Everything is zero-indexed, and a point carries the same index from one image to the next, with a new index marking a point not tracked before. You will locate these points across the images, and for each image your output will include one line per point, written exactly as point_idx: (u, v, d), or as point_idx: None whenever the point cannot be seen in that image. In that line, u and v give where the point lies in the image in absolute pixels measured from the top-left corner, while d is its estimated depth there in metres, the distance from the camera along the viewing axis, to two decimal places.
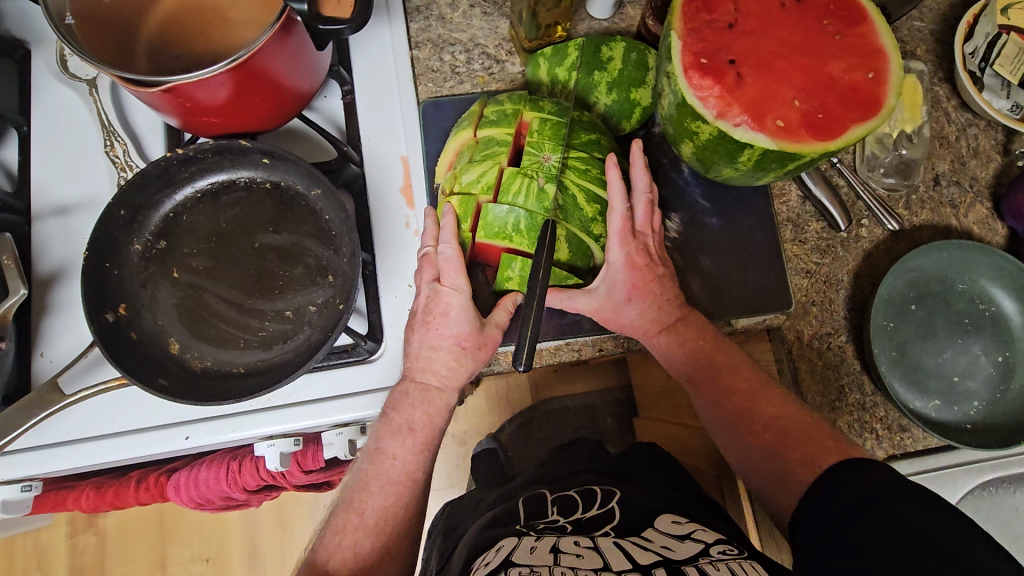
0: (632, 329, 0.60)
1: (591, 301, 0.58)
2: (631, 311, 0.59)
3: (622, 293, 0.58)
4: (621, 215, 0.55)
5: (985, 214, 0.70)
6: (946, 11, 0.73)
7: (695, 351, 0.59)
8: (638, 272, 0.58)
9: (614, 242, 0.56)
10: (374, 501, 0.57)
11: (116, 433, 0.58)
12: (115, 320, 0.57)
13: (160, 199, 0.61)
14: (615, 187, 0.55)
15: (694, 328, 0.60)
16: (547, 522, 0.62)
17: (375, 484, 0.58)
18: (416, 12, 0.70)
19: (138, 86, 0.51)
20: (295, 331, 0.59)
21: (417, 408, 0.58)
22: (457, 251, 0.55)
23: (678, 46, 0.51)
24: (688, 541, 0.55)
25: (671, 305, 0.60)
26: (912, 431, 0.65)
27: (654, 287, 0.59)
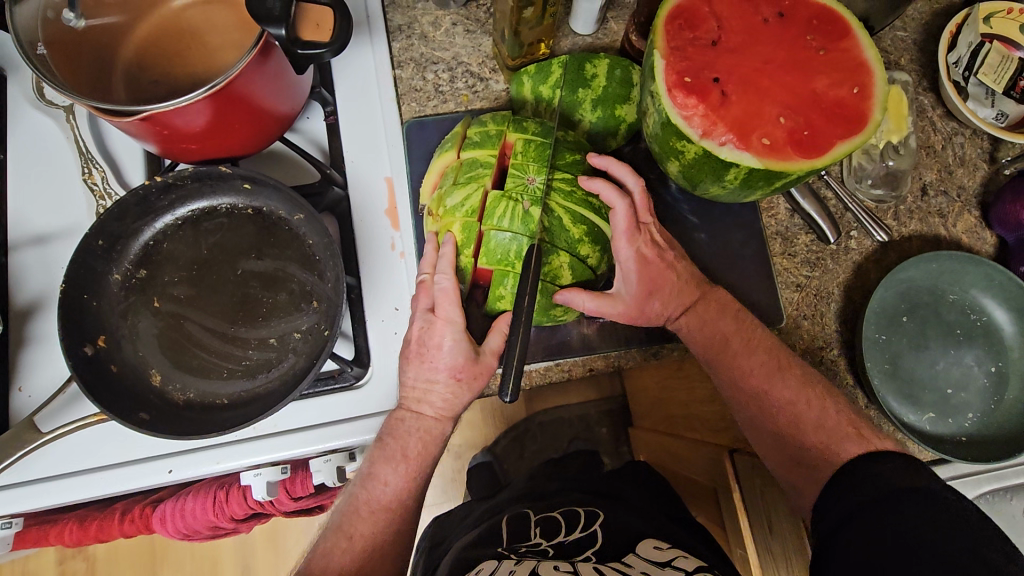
0: (655, 319, 0.59)
1: (617, 306, 0.56)
2: (655, 304, 0.58)
3: (639, 289, 0.56)
4: (623, 212, 0.54)
5: (973, 223, 0.70)
6: (929, 20, 0.73)
7: (713, 334, 0.59)
8: (651, 266, 0.56)
9: (620, 243, 0.55)
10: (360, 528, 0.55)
11: (97, 469, 0.57)
12: (93, 353, 0.56)
13: (139, 227, 0.60)
14: (605, 191, 0.54)
15: (714, 310, 0.60)
16: (529, 545, 0.60)
17: (364, 507, 0.56)
18: (398, 31, 0.70)
19: (114, 116, 0.50)
20: (280, 359, 0.58)
21: (412, 434, 0.56)
22: (455, 284, 0.53)
23: (662, 66, 0.51)
24: (669, 568, 0.53)
25: (688, 289, 0.59)
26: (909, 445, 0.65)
27: (670, 275, 0.58)
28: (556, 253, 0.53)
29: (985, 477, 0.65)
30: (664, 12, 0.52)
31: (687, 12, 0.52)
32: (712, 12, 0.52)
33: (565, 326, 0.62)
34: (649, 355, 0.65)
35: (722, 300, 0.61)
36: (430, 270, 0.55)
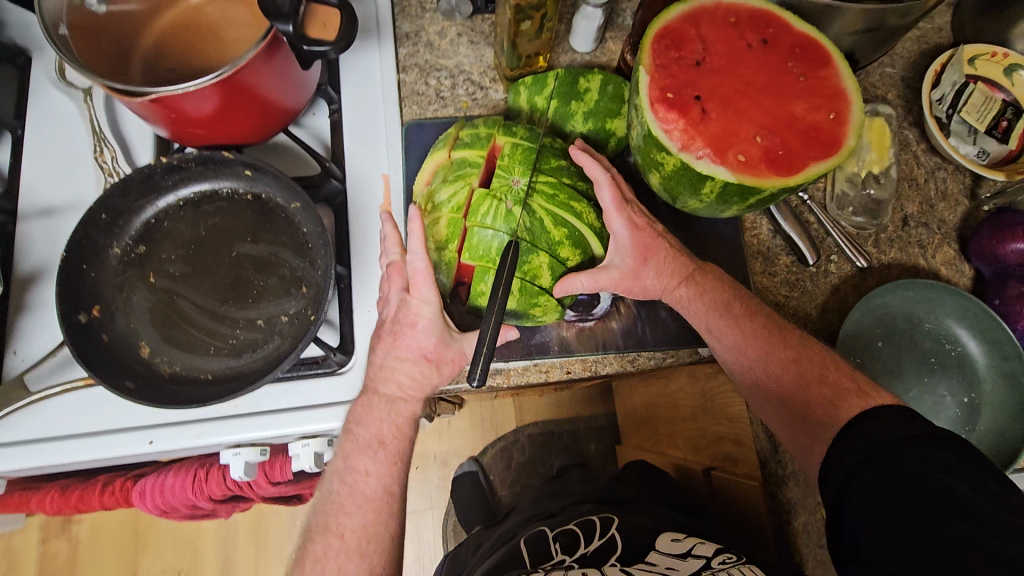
0: (653, 291, 0.60)
1: (614, 274, 0.58)
2: (654, 274, 0.59)
3: (635, 258, 0.58)
4: (609, 186, 0.57)
5: (952, 256, 0.71)
6: (916, 60, 0.76)
7: (715, 299, 0.59)
8: (643, 236, 0.58)
9: (613, 218, 0.57)
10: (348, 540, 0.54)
11: (80, 434, 0.59)
12: (87, 321, 0.58)
13: (141, 205, 0.62)
14: (591, 166, 0.57)
15: (709, 278, 0.60)
16: (553, 561, 0.66)
17: (349, 512, 0.55)
18: (405, 38, 0.73)
19: (126, 96, 0.53)
20: (265, 340, 0.60)
21: (384, 420, 0.57)
22: (427, 263, 0.56)
23: (646, 81, 0.53)
24: (689, 558, 0.60)
25: (682, 258, 0.60)
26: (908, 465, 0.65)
27: (662, 243, 0.59)
28: (535, 253, 0.55)
29: None
30: (653, 31, 0.55)
31: (674, 32, 0.55)
32: (699, 34, 0.55)
33: (545, 327, 0.64)
34: (629, 365, 0.65)
35: (717, 273, 0.61)
36: (399, 251, 0.59)
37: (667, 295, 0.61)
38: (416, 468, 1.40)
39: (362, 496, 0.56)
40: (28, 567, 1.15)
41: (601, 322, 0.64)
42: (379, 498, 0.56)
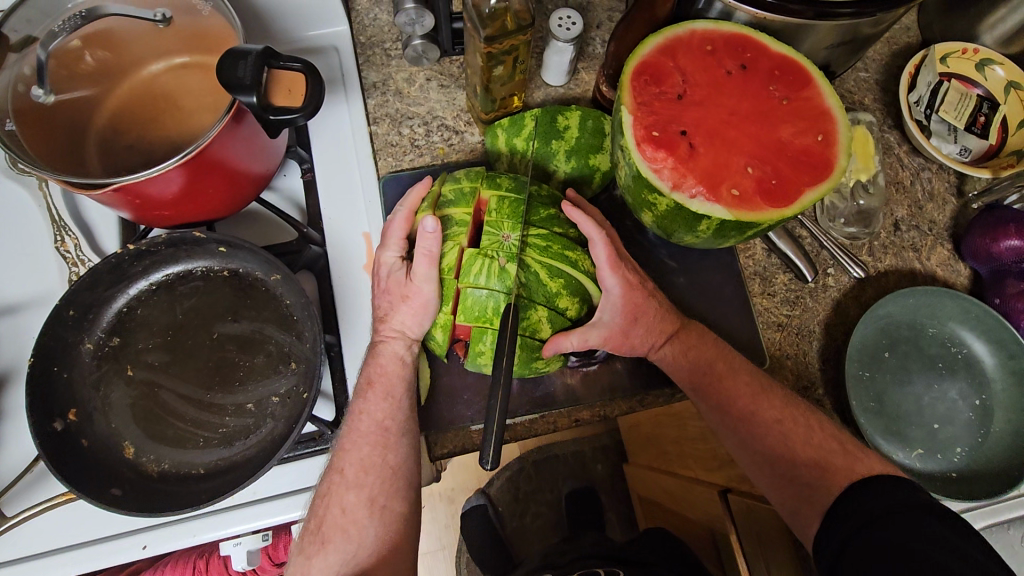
0: (641, 347, 0.59)
1: (602, 332, 0.55)
2: (642, 331, 0.57)
3: (624, 317, 0.55)
4: (603, 245, 0.54)
5: (946, 256, 0.71)
6: (889, 61, 0.76)
7: (698, 358, 0.58)
8: (635, 295, 0.56)
9: (605, 274, 0.55)
10: (351, 478, 0.52)
11: (65, 550, 0.55)
12: (63, 428, 0.55)
13: (112, 295, 0.59)
14: (584, 222, 0.54)
15: (696, 337, 0.60)
16: None
17: (349, 456, 0.53)
18: (373, 89, 0.71)
19: (85, 189, 0.50)
20: (258, 425, 0.57)
21: (381, 363, 0.55)
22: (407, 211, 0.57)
23: (630, 121, 0.52)
24: None
25: (668, 315, 0.59)
26: (934, 477, 0.62)
27: (653, 303, 0.57)
28: (534, 308, 0.53)
29: (979, 512, 0.63)
30: (630, 67, 0.53)
31: (653, 66, 0.53)
32: (677, 66, 0.54)
33: (548, 377, 0.61)
34: (636, 405, 0.63)
35: (700, 329, 0.61)
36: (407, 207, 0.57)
37: (652, 352, 0.59)
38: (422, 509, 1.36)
39: (362, 441, 0.53)
40: None
41: (604, 366, 0.62)
42: (376, 438, 0.53)
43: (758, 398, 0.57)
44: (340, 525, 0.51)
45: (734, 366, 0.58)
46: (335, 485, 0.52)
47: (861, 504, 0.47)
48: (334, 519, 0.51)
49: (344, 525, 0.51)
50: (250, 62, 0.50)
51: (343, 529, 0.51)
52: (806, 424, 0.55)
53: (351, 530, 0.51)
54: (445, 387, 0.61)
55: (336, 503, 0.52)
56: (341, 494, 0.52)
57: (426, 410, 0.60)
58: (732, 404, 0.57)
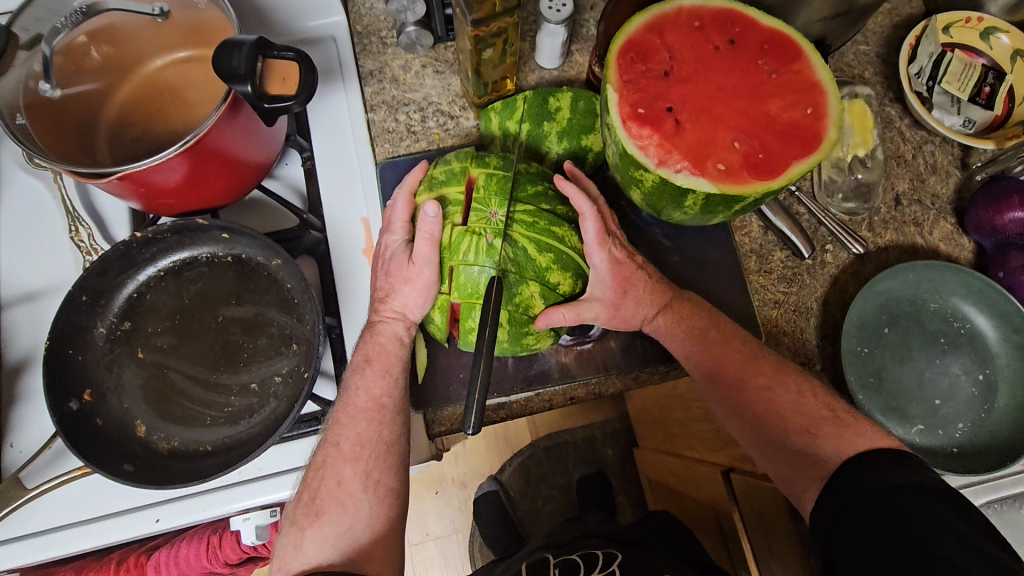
0: (630, 321, 0.59)
1: (596, 307, 0.56)
2: (633, 304, 0.58)
3: (614, 290, 0.57)
4: (594, 220, 0.55)
5: (950, 230, 0.69)
6: (890, 33, 0.74)
7: (686, 327, 0.59)
8: (625, 269, 0.57)
9: (594, 251, 0.56)
10: (346, 452, 0.54)
11: (82, 524, 0.58)
12: (78, 408, 0.57)
13: (123, 281, 0.61)
14: (575, 196, 0.55)
15: (683, 306, 0.60)
16: None
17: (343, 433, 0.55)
18: (370, 76, 0.72)
19: (93, 178, 0.53)
20: (261, 403, 0.59)
21: (376, 341, 0.57)
22: (407, 194, 0.58)
23: (615, 99, 0.52)
24: None
25: (659, 287, 0.60)
26: (934, 453, 0.62)
27: (643, 275, 0.58)
28: (525, 283, 0.54)
29: (982, 487, 0.62)
30: (617, 46, 0.53)
31: (639, 44, 0.53)
32: (663, 43, 0.54)
33: (542, 355, 0.63)
34: (632, 382, 0.64)
35: (691, 300, 0.61)
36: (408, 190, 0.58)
37: (643, 324, 0.60)
38: (435, 493, 1.37)
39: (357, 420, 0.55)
40: None
41: (599, 343, 0.63)
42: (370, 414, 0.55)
43: (750, 371, 0.57)
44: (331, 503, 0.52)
45: (727, 340, 0.59)
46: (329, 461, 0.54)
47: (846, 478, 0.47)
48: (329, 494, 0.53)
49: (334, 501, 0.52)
50: (245, 52, 0.52)
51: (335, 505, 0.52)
52: (799, 397, 0.55)
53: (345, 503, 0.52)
54: (441, 367, 0.62)
55: (331, 477, 0.53)
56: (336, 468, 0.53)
57: (424, 389, 0.62)
58: (726, 377, 0.57)
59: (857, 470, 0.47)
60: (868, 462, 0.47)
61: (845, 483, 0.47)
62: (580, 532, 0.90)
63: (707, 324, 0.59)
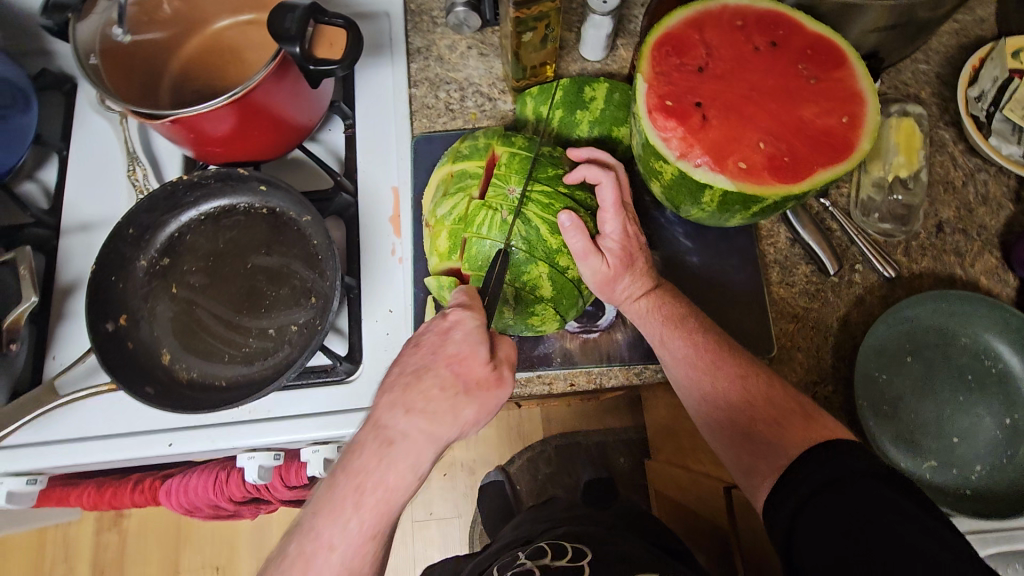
0: (613, 296, 0.59)
1: (594, 271, 0.56)
2: (628, 279, 0.58)
3: (619, 260, 0.56)
4: (612, 189, 0.55)
5: (993, 265, 0.66)
6: (954, 54, 0.71)
7: (696, 330, 0.58)
8: (629, 243, 0.57)
9: (608, 215, 0.56)
10: (335, 503, 0.47)
11: (105, 436, 0.63)
12: (114, 329, 0.62)
13: (167, 220, 0.66)
14: (587, 171, 0.56)
15: (675, 293, 0.60)
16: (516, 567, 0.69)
17: (337, 481, 0.48)
18: (417, 53, 0.74)
19: (149, 119, 0.56)
20: (276, 349, 0.62)
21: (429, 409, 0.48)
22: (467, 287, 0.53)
23: (644, 89, 0.52)
24: None
25: (650, 270, 0.59)
26: (945, 493, 0.59)
27: (643, 255, 0.59)
28: (533, 263, 0.55)
29: (992, 536, 0.59)
30: (653, 38, 0.54)
31: (676, 39, 0.54)
32: (702, 39, 0.53)
33: (547, 338, 0.63)
34: (634, 378, 0.64)
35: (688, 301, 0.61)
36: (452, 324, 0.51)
37: (627, 303, 0.59)
38: (442, 474, 1.39)
39: (360, 463, 0.47)
40: (84, 561, 1.26)
41: (605, 334, 0.64)
42: (382, 461, 0.47)
43: (753, 381, 0.56)
44: (307, 568, 0.47)
45: (731, 345, 0.58)
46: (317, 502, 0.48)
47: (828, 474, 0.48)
48: (309, 555, 0.47)
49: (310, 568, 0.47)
50: (297, 15, 0.55)
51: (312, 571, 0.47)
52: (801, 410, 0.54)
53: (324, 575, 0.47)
54: None
55: (313, 536, 0.47)
56: (323, 526, 0.47)
57: None
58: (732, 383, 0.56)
59: (843, 478, 0.47)
60: (856, 473, 0.46)
61: (818, 470, 0.48)
62: (546, 523, 0.85)
63: (713, 327, 0.59)
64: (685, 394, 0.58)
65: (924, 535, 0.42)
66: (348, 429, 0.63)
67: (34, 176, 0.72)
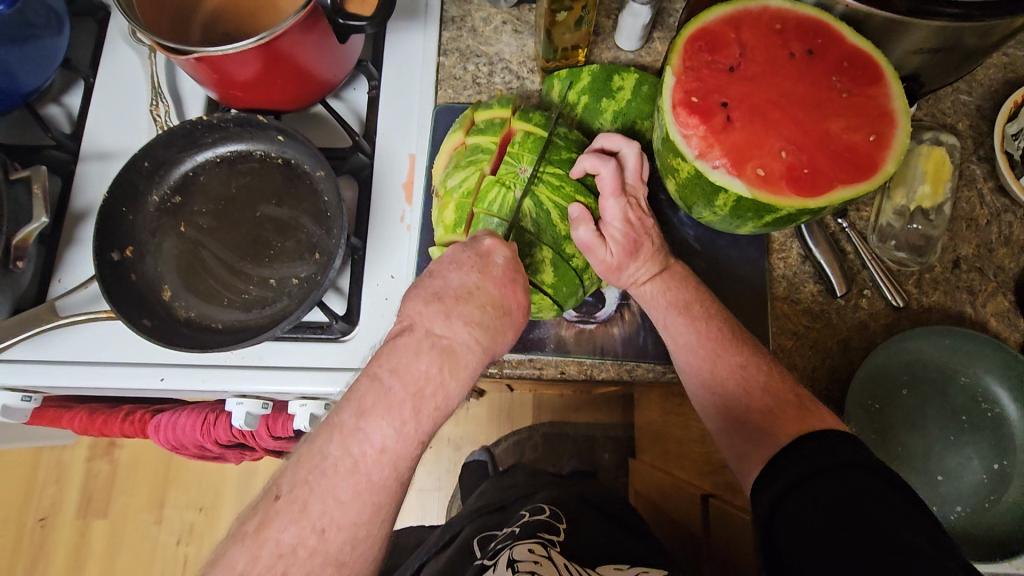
0: (620, 281, 0.59)
1: (600, 259, 0.56)
2: (635, 265, 0.58)
3: (624, 247, 0.56)
4: (611, 175, 0.55)
5: (1006, 307, 0.64)
6: (998, 88, 0.69)
7: (693, 335, 0.57)
8: (633, 230, 0.57)
9: (608, 201, 0.56)
10: (392, 404, 0.44)
11: (100, 362, 0.64)
12: (119, 259, 0.63)
13: (182, 158, 0.66)
14: (588, 160, 0.55)
15: (681, 277, 0.60)
16: (500, 539, 0.66)
17: (391, 382, 0.45)
18: (450, 22, 0.73)
19: (175, 55, 0.56)
20: (275, 299, 0.63)
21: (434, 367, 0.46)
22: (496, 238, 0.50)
23: (671, 83, 0.52)
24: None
25: (658, 253, 0.59)
26: None
27: (650, 238, 0.58)
28: (540, 248, 0.55)
29: None
30: (688, 32, 0.53)
31: (711, 35, 0.52)
32: (738, 38, 0.52)
33: (544, 323, 0.63)
34: (626, 374, 0.63)
35: (698, 286, 0.61)
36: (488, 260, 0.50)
37: (632, 287, 0.60)
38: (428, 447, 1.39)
39: (418, 368, 0.45)
40: (74, 484, 1.30)
41: (602, 327, 0.63)
42: (442, 367, 0.46)
43: (744, 390, 0.55)
44: (355, 468, 0.44)
45: (737, 337, 0.58)
46: (364, 399, 0.45)
47: (802, 475, 0.48)
48: (359, 455, 0.44)
49: (357, 469, 0.44)
50: None
51: (361, 471, 0.44)
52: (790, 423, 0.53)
53: (373, 476, 0.44)
54: None
55: (361, 436, 0.44)
56: (373, 426, 0.44)
57: None
58: (722, 390, 0.56)
59: (817, 491, 0.46)
60: (830, 475, 0.46)
61: (791, 475, 0.49)
62: (520, 497, 0.82)
63: (722, 320, 0.58)
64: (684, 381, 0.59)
65: (904, 527, 0.42)
66: (335, 387, 0.64)
67: (59, 99, 0.73)
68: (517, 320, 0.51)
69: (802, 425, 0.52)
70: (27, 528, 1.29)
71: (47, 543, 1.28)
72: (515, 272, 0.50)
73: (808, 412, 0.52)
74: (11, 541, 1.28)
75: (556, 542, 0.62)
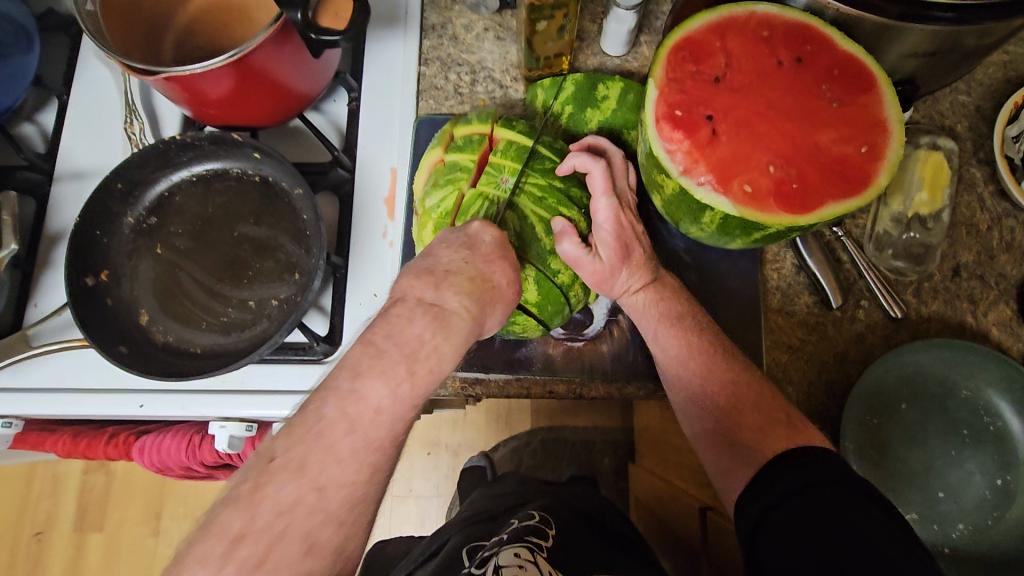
0: (611, 291, 0.57)
1: (591, 267, 0.54)
2: (626, 273, 0.56)
3: (615, 253, 0.54)
4: (602, 175, 0.54)
5: (1008, 316, 0.62)
6: (998, 88, 0.67)
7: (682, 353, 0.56)
8: (625, 233, 0.55)
9: (599, 203, 0.55)
10: (385, 364, 0.41)
11: (76, 389, 0.62)
12: (93, 284, 0.62)
13: (157, 178, 0.65)
14: (579, 162, 0.54)
15: (672, 287, 0.58)
16: (486, 548, 0.63)
17: (385, 346, 0.42)
18: (431, 30, 0.71)
19: (143, 74, 0.55)
20: (254, 321, 0.61)
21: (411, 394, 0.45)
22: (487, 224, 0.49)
23: (654, 96, 0.50)
24: None
25: (649, 260, 0.57)
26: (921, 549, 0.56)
27: (640, 246, 0.57)
28: (523, 268, 0.53)
29: None
30: (671, 41, 0.51)
31: (695, 44, 0.50)
32: (723, 46, 0.50)
33: (530, 342, 0.62)
34: (615, 392, 0.62)
35: (688, 296, 0.59)
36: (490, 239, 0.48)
37: (625, 297, 0.58)
38: (426, 454, 1.37)
39: (412, 330, 0.43)
40: (70, 498, 1.29)
41: (591, 344, 0.62)
42: (435, 331, 0.43)
43: (734, 408, 0.53)
44: (353, 429, 0.41)
45: (728, 354, 0.56)
46: (357, 362, 0.41)
47: (789, 493, 0.46)
48: (356, 416, 0.41)
49: (355, 429, 0.41)
50: None
51: (358, 430, 0.41)
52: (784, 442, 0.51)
53: (372, 434, 0.41)
54: None
55: (356, 397, 0.41)
56: (368, 387, 0.41)
57: None
58: (712, 411, 0.54)
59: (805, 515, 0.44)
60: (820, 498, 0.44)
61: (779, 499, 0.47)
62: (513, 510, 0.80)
63: (712, 335, 0.57)
64: (676, 399, 0.57)
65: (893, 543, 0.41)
66: None
67: (33, 118, 0.71)
68: (507, 297, 0.48)
69: (796, 444, 0.49)
70: (24, 540, 1.28)
71: (45, 556, 1.28)
72: (505, 249, 0.48)
73: (797, 431, 0.51)
74: (10, 555, 1.28)
75: (542, 547, 0.60)
